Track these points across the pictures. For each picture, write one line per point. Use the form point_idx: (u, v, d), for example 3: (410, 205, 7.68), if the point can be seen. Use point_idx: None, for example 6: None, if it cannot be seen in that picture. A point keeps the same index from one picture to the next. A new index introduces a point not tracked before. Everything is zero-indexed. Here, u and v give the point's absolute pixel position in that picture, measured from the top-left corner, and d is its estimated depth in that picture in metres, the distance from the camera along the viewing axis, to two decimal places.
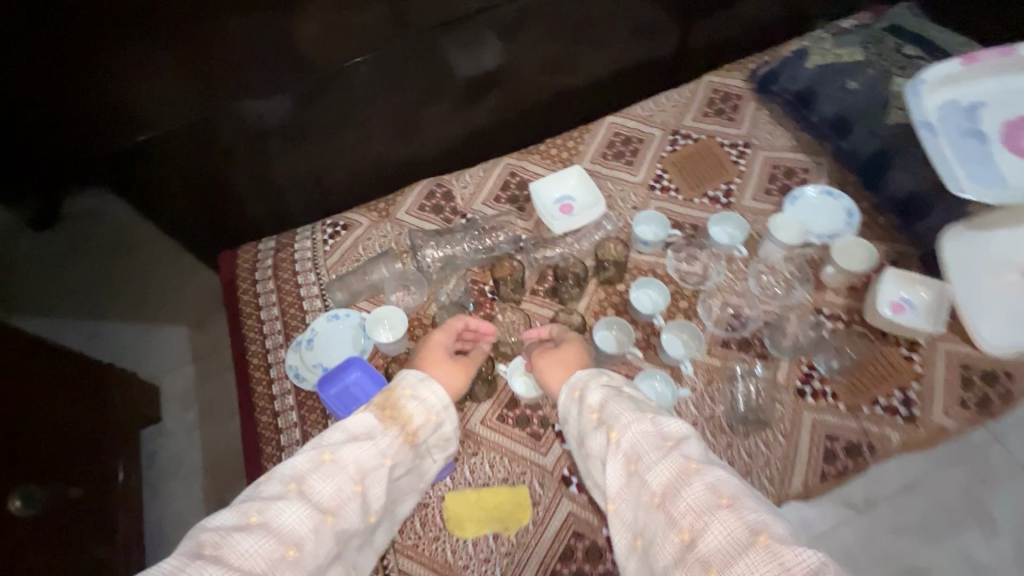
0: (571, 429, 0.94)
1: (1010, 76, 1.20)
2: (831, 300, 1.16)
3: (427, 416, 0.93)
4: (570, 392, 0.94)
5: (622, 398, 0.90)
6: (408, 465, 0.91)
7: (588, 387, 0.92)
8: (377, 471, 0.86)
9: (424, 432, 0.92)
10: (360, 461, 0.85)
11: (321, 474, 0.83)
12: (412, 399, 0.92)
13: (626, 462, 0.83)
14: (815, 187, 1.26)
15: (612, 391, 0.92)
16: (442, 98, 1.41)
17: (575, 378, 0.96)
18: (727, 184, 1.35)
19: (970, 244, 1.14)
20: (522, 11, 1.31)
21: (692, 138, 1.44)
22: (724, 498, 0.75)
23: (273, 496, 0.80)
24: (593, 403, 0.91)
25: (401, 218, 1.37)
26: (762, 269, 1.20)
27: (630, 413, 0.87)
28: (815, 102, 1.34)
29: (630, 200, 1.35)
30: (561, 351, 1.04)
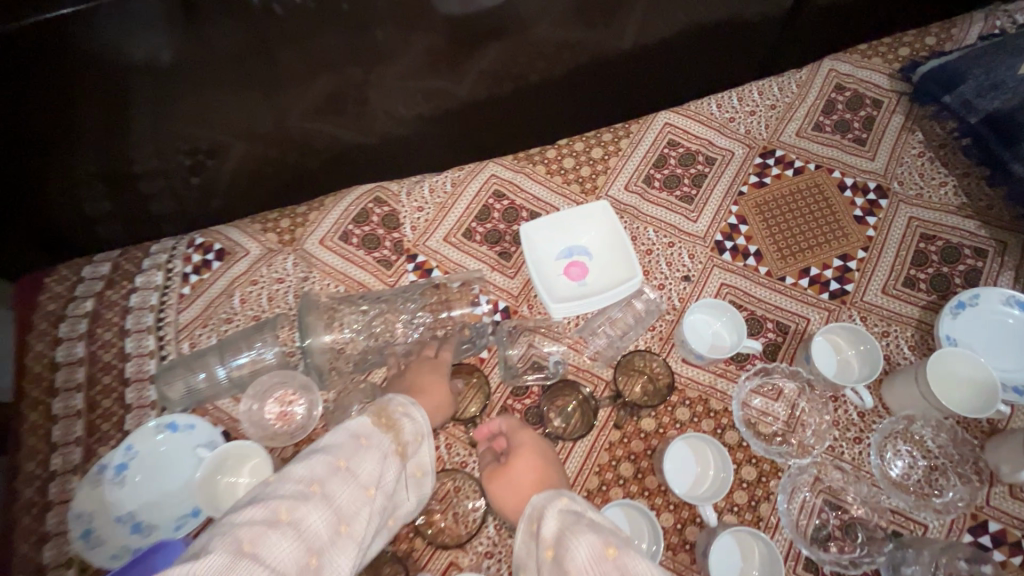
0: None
1: None
2: (1003, 509, 0.68)
3: (419, 437, 0.58)
4: (527, 520, 0.54)
5: (592, 517, 0.51)
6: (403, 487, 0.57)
7: (544, 510, 0.53)
8: (388, 478, 0.53)
9: (420, 453, 0.58)
10: (380, 454, 0.53)
11: (337, 474, 0.50)
12: (403, 412, 0.57)
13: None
14: (1004, 292, 0.73)
15: (575, 513, 0.52)
16: (408, 46, 0.79)
17: (531, 499, 0.56)
18: (845, 258, 0.82)
19: None
20: None
21: (795, 166, 0.88)
22: None
23: (284, 498, 0.47)
24: (547, 538, 0.50)
25: (310, 250, 0.86)
26: (891, 433, 0.71)
27: (591, 544, 0.47)
28: (1021, 141, 0.79)
29: (681, 266, 0.82)
30: (512, 472, 0.62)
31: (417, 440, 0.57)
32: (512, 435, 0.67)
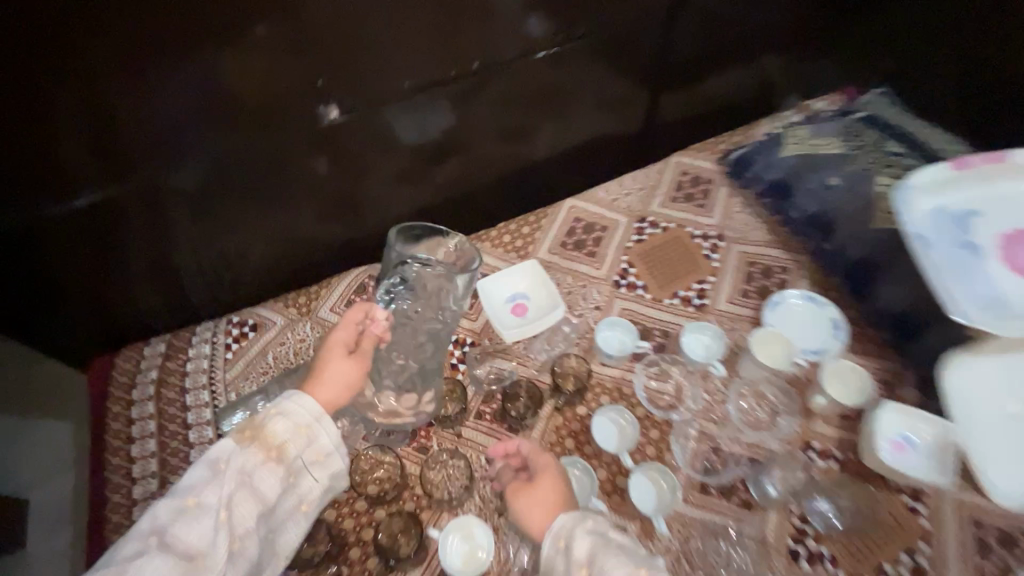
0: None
1: (1008, 182, 1.02)
2: (822, 432, 1.00)
3: (295, 432, 0.77)
4: (557, 538, 0.79)
5: (614, 543, 0.75)
6: (300, 469, 0.77)
7: (573, 533, 0.78)
8: (266, 472, 0.74)
9: (292, 451, 0.76)
10: (246, 456, 0.74)
11: (186, 515, 0.71)
12: (276, 415, 0.77)
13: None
14: (805, 295, 1.10)
15: (600, 536, 0.76)
16: (389, 167, 1.15)
17: (557, 523, 0.81)
18: (700, 283, 1.20)
19: (974, 378, 0.95)
20: (488, 72, 1.08)
21: (661, 227, 1.29)
22: None
23: (170, 514, 0.71)
24: (580, 557, 0.75)
25: (323, 317, 1.16)
26: (744, 390, 1.04)
27: (620, 565, 0.72)
28: (793, 195, 1.23)
29: (593, 299, 1.18)
30: (536, 492, 0.85)
31: (291, 437, 0.76)
32: (532, 459, 0.89)
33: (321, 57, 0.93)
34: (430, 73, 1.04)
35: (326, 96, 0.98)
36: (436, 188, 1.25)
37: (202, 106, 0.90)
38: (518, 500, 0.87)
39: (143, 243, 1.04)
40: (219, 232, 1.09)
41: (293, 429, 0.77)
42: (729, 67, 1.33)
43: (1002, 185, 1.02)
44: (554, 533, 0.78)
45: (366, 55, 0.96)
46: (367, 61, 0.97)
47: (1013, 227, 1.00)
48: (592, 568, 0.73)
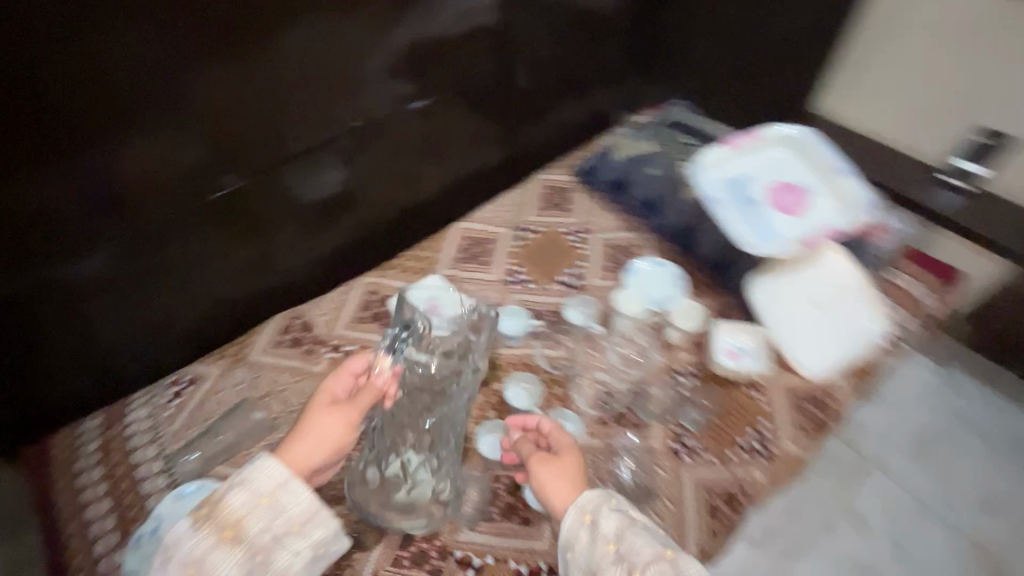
0: (575, 561, 0.88)
1: (767, 150, 1.38)
2: (682, 358, 1.27)
3: (252, 505, 0.75)
4: (580, 513, 0.89)
5: (631, 522, 0.88)
6: (262, 545, 0.74)
7: (600, 511, 0.89)
8: (220, 556, 0.72)
9: (251, 526, 0.74)
10: (201, 539, 0.73)
11: None
12: (234, 487, 0.76)
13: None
14: (657, 263, 1.40)
15: (625, 518, 0.88)
16: (295, 221, 1.32)
17: (580, 500, 0.91)
18: (574, 269, 1.44)
19: (771, 294, 1.30)
20: (366, 129, 1.31)
21: (536, 232, 1.53)
22: None
23: None
24: (607, 532, 0.86)
25: (256, 359, 1.27)
26: (619, 341, 1.30)
27: (646, 546, 0.85)
28: (628, 187, 1.56)
29: (491, 297, 1.40)
30: (563, 464, 0.97)
31: (250, 509, 0.75)
32: (555, 438, 1.02)
33: (218, 133, 1.10)
34: (319, 137, 1.25)
35: (227, 169, 1.16)
36: (334, 239, 1.43)
37: (114, 190, 1.04)
38: (540, 471, 0.97)
39: (66, 326, 1.12)
40: (141, 303, 1.19)
41: (254, 500, 0.75)
42: (566, 100, 1.66)
43: (764, 153, 1.38)
44: (581, 505, 0.89)
45: (258, 127, 1.15)
46: (260, 131, 1.15)
47: (779, 181, 1.34)
48: (620, 544, 0.85)
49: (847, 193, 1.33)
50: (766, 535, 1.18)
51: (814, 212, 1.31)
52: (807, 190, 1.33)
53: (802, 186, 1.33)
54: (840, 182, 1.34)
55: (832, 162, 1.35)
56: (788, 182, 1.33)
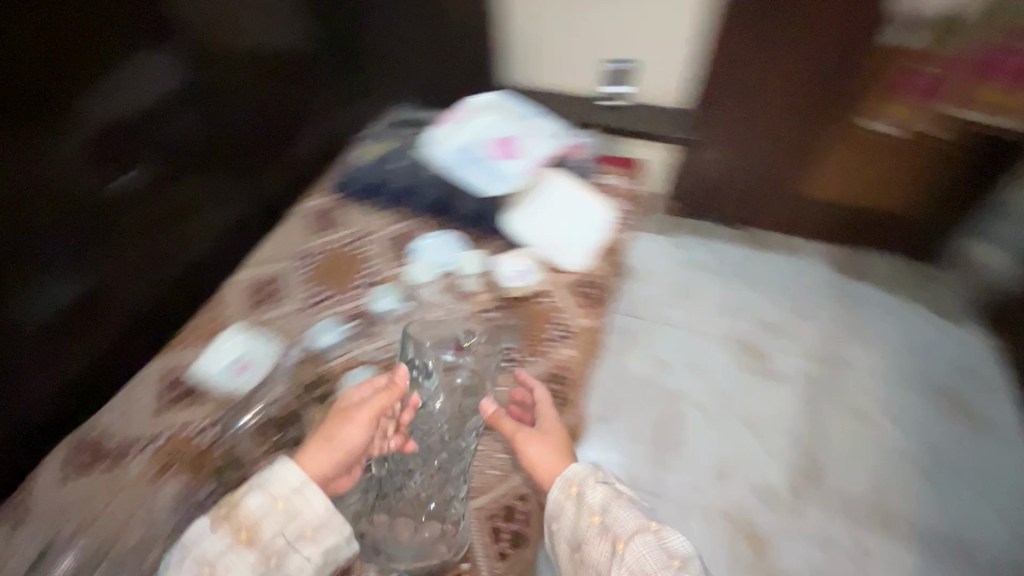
0: (563, 530, 1.05)
1: (479, 115, 1.68)
2: (482, 297, 1.47)
3: (269, 507, 0.91)
4: (567, 482, 1.07)
5: (624, 499, 1.03)
6: (277, 547, 0.89)
7: (586, 484, 1.05)
8: (235, 556, 0.88)
9: (265, 525, 0.90)
10: (219, 539, 0.89)
11: None
12: (253, 491, 0.93)
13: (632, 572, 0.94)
14: (429, 236, 1.56)
15: (611, 489, 1.04)
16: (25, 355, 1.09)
17: (568, 472, 1.08)
18: (367, 270, 1.52)
19: (526, 218, 1.57)
20: (73, 226, 1.11)
21: (319, 253, 1.55)
22: (675, 560, 0.94)
23: None
24: (594, 504, 1.03)
25: (47, 503, 1.09)
26: (428, 308, 1.44)
27: (631, 515, 1.00)
28: (386, 183, 1.66)
29: (296, 324, 1.40)
30: (549, 438, 1.16)
31: (267, 509, 0.91)
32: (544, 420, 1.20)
33: None
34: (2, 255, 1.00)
35: None
36: (142, 290, 1.32)
37: None
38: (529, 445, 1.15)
39: None
40: None
41: (270, 500, 0.92)
42: (296, 125, 1.65)
43: (478, 117, 1.68)
44: (568, 479, 1.05)
45: None
46: None
47: (496, 135, 1.64)
48: (604, 515, 1.01)
49: (547, 131, 1.70)
50: (600, 416, 1.68)
51: (528, 149, 1.63)
52: (519, 135, 1.65)
53: (514, 134, 1.65)
54: (539, 125, 1.70)
55: (528, 113, 1.72)
56: (501, 136, 1.64)
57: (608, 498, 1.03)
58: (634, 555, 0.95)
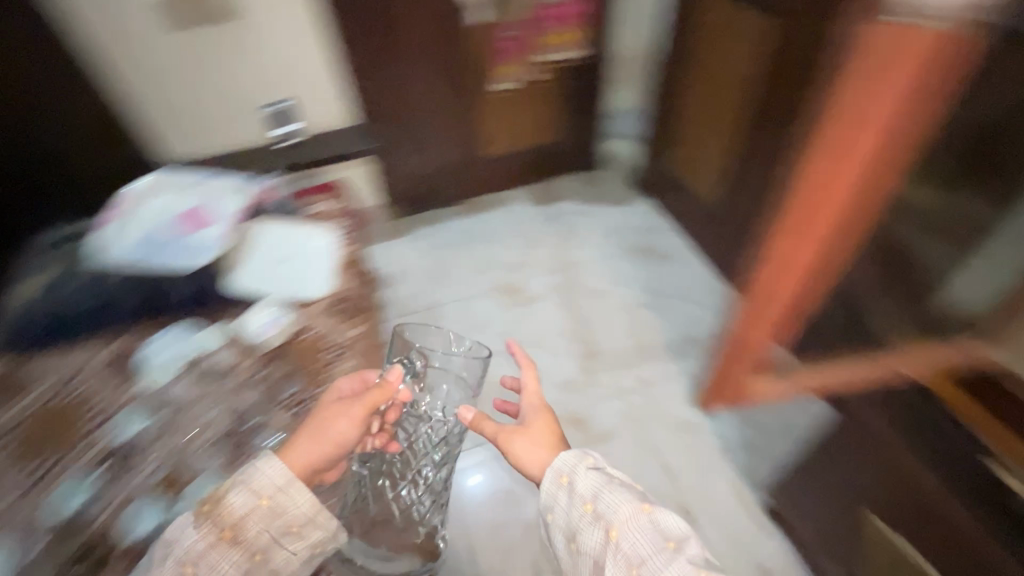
0: (557, 521, 1.14)
1: (144, 203, 1.52)
2: (244, 368, 1.38)
3: (253, 505, 0.99)
4: (557, 475, 1.16)
5: (615, 484, 1.12)
6: (261, 543, 0.99)
7: (575, 474, 1.14)
8: (221, 552, 0.97)
9: (250, 524, 0.99)
10: (203, 536, 0.97)
11: None
12: (237, 489, 1.00)
13: (626, 557, 1.03)
14: (152, 338, 1.34)
15: (601, 476, 1.14)
16: None
17: (558, 462, 1.17)
18: (91, 413, 1.25)
19: (248, 275, 1.48)
20: None
21: (11, 430, 1.21)
22: (671, 543, 1.04)
23: None
24: (584, 494, 1.12)
25: None
26: (189, 410, 1.30)
27: (623, 501, 1.08)
28: (63, 313, 1.35)
29: (26, 517, 1.12)
30: (534, 434, 1.26)
31: (251, 505, 0.99)
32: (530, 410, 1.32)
33: None
34: None
35: None
36: None
37: None
38: (518, 442, 1.25)
39: None
40: None
41: (257, 498, 0.99)
42: None
43: (145, 205, 1.52)
44: (557, 471, 1.15)
45: None
46: None
47: (172, 212, 1.50)
48: (594, 504, 1.10)
49: (229, 189, 1.60)
50: None
51: (215, 212, 1.52)
52: (199, 204, 1.53)
53: (193, 205, 1.52)
54: (220, 186, 1.61)
55: (201, 180, 1.61)
56: (179, 211, 1.50)
57: (603, 483, 1.12)
58: (630, 544, 1.04)
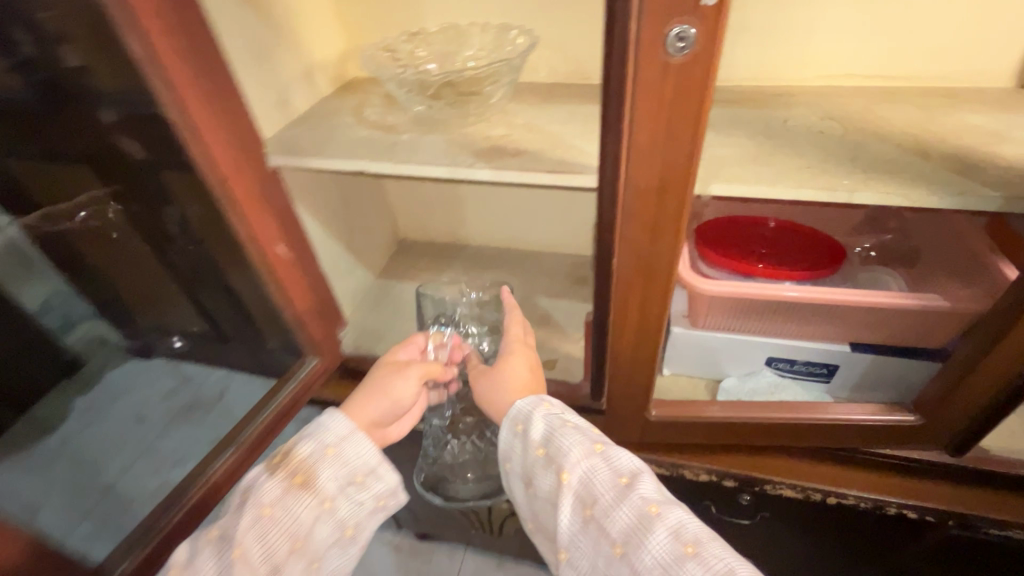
0: (515, 469, 0.74)
1: None
2: None
3: (321, 456, 0.62)
4: (512, 421, 0.74)
5: (573, 422, 0.70)
6: (324, 494, 0.61)
7: (531, 414, 0.73)
8: (296, 500, 0.59)
9: (325, 471, 0.61)
10: (274, 484, 0.59)
11: (224, 542, 0.57)
12: (303, 438, 0.63)
13: (581, 498, 0.65)
14: None
15: (558, 419, 0.71)
16: None
17: (512, 407, 0.75)
18: None
19: None
20: None
21: None
22: (624, 475, 0.65)
23: (218, 554, 0.56)
24: (535, 438, 0.71)
25: None
26: None
27: (578, 445, 0.68)
28: None
29: None
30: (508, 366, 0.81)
31: (320, 456, 0.62)
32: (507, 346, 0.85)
33: None
34: None
35: None
36: None
37: None
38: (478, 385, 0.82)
39: None
40: None
41: (326, 449, 0.62)
42: None
43: None
44: (511, 414, 0.74)
45: None
46: None
47: None
48: (548, 447, 0.70)
49: None
50: None
51: None
52: None
53: None
54: None
55: None
56: None
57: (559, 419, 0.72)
58: (583, 480, 0.66)
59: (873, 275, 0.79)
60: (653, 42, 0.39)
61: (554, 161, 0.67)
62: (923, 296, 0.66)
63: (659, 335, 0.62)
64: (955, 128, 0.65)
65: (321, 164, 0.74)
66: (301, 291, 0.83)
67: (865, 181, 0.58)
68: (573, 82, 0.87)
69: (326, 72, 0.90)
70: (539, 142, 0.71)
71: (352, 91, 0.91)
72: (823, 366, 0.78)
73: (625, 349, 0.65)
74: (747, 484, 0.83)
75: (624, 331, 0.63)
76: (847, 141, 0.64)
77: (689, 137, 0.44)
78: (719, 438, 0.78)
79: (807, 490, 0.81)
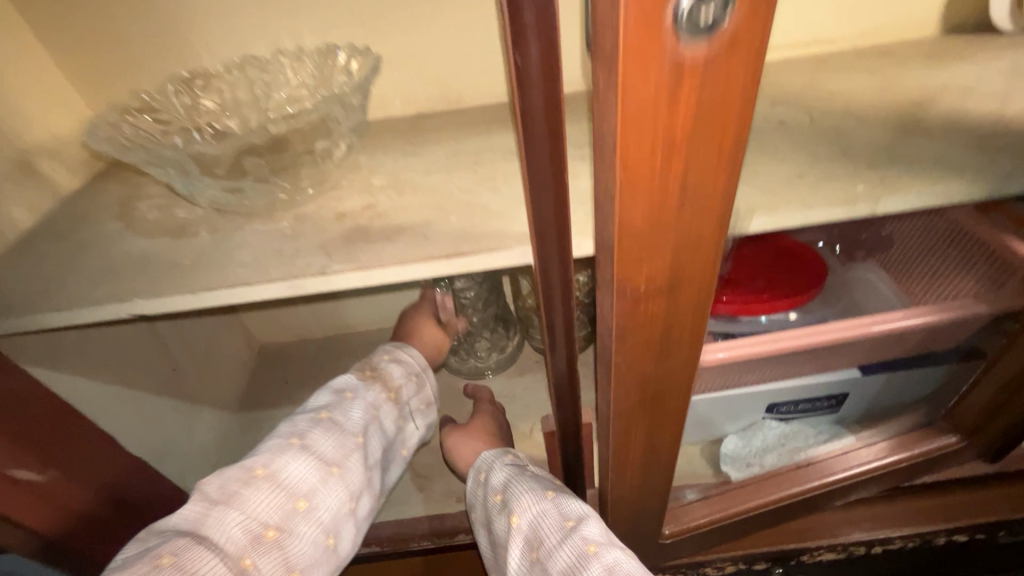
0: (477, 528, 0.58)
1: None
2: None
3: (407, 379, 0.64)
4: (475, 472, 0.59)
5: (530, 472, 0.54)
6: (404, 410, 0.62)
7: (494, 459, 0.58)
8: (387, 408, 0.59)
9: (409, 392, 0.63)
10: (370, 396, 0.58)
11: (325, 425, 0.53)
12: (385, 363, 0.63)
13: (527, 546, 0.47)
14: None
15: (521, 467, 0.56)
16: None
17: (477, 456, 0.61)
18: None
19: None
20: None
21: None
22: (569, 518, 0.47)
23: (317, 437, 0.52)
24: (493, 483, 0.56)
25: None
26: None
27: (533, 489, 0.51)
28: None
29: None
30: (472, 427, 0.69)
31: (405, 381, 0.63)
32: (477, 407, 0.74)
33: None
34: None
35: None
36: None
37: None
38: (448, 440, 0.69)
39: None
40: None
41: (410, 376, 0.64)
42: None
43: None
44: (473, 467, 0.60)
45: None
46: None
47: None
48: (501, 494, 0.54)
49: None
50: None
51: None
52: None
53: None
54: None
55: None
56: None
57: (527, 466, 0.57)
58: (529, 527, 0.48)
59: (855, 275, 0.68)
60: (647, 24, 0.17)
61: (449, 235, 0.44)
62: (948, 304, 0.53)
63: (674, 453, 0.43)
64: (925, 92, 0.52)
65: (62, 318, 0.44)
66: (58, 493, 0.49)
67: (882, 181, 0.42)
68: (442, 109, 0.64)
69: (62, 159, 0.58)
70: (419, 208, 0.47)
71: (118, 178, 0.60)
72: (830, 399, 0.63)
73: (629, 483, 0.45)
74: (782, 560, 0.66)
75: (626, 467, 0.42)
76: (822, 131, 0.49)
77: (720, 198, 0.23)
78: (742, 525, 0.60)
79: (851, 547, 0.66)
